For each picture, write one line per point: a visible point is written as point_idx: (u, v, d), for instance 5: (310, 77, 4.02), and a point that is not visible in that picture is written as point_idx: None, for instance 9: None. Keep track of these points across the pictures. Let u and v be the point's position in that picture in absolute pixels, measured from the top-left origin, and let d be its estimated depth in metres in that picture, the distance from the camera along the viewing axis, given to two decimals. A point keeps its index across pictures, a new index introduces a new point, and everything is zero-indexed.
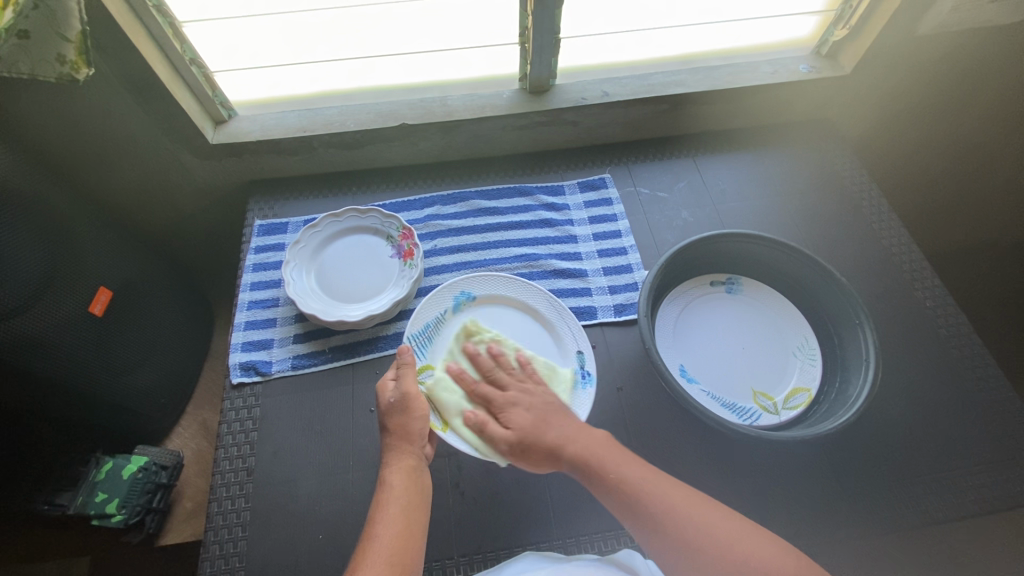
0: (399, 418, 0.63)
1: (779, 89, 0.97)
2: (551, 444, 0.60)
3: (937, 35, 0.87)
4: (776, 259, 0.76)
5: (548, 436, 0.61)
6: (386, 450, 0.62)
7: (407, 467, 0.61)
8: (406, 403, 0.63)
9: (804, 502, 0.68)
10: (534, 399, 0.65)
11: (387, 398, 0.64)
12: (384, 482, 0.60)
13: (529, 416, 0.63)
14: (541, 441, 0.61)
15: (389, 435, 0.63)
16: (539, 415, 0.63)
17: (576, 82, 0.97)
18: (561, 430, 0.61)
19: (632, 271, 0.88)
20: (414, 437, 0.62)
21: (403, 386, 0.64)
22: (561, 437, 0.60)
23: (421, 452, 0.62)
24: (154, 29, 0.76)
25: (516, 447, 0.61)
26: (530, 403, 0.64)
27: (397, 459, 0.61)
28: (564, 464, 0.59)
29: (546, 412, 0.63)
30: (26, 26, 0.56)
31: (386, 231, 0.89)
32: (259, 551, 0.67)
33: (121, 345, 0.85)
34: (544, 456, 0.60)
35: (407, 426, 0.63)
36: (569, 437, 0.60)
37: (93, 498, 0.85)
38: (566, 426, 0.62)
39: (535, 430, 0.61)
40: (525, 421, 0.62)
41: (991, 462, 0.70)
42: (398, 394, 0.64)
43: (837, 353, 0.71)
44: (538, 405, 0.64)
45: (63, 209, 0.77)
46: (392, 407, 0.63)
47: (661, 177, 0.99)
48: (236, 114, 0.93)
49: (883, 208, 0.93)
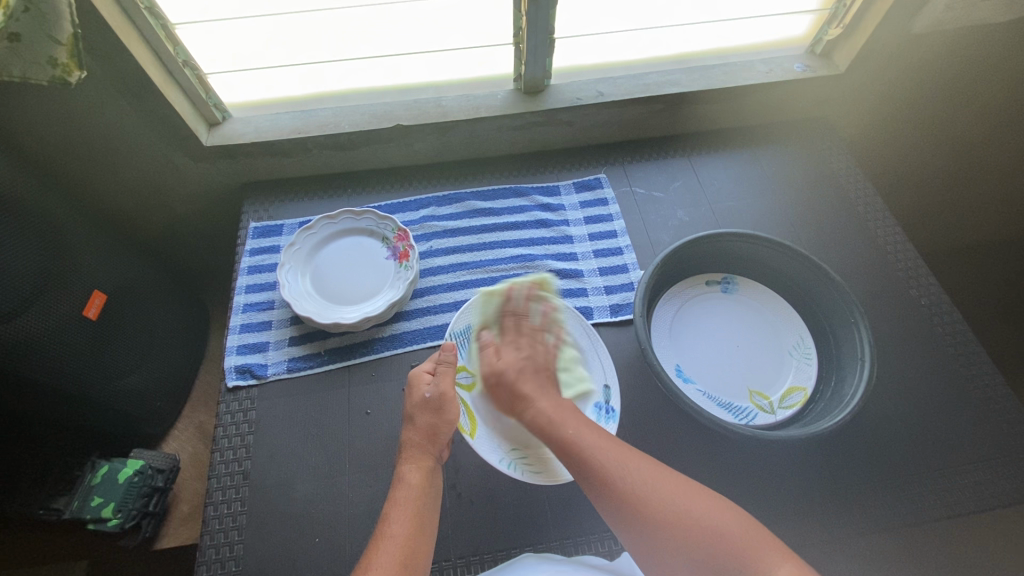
0: (428, 417, 0.63)
1: (773, 89, 0.97)
2: (523, 397, 0.62)
3: (929, 34, 0.88)
4: (771, 258, 0.76)
5: (523, 387, 0.63)
6: (406, 447, 0.63)
7: (425, 468, 0.61)
8: (440, 404, 0.64)
9: (799, 500, 0.68)
10: (537, 353, 0.67)
11: (423, 393, 0.65)
12: (403, 480, 0.60)
13: (521, 362, 0.65)
14: (515, 386, 0.63)
15: (414, 432, 0.63)
16: (532, 367, 0.65)
17: (571, 82, 0.97)
18: (538, 389, 0.62)
19: (628, 272, 0.88)
20: (436, 439, 0.63)
21: (440, 386, 0.65)
22: (534, 393, 0.62)
23: (438, 454, 0.63)
24: (146, 30, 0.75)
25: (493, 379, 0.65)
26: (531, 354, 0.66)
27: (416, 458, 0.62)
28: (524, 415, 0.61)
29: (538, 370, 0.65)
30: (16, 28, 0.56)
31: (381, 233, 0.89)
32: (257, 554, 0.67)
33: (116, 349, 0.85)
34: (510, 402, 0.63)
35: (435, 428, 0.63)
36: (542, 397, 0.62)
37: (89, 503, 0.83)
38: (544, 389, 0.63)
39: (517, 377, 0.63)
40: (513, 364, 0.65)
41: (986, 459, 0.70)
42: (436, 392, 0.64)
43: (833, 352, 0.71)
44: (536, 359, 0.66)
45: (55, 213, 0.77)
46: (425, 404, 0.64)
47: (657, 177, 0.99)
48: (229, 115, 0.93)
49: (876, 206, 0.93)
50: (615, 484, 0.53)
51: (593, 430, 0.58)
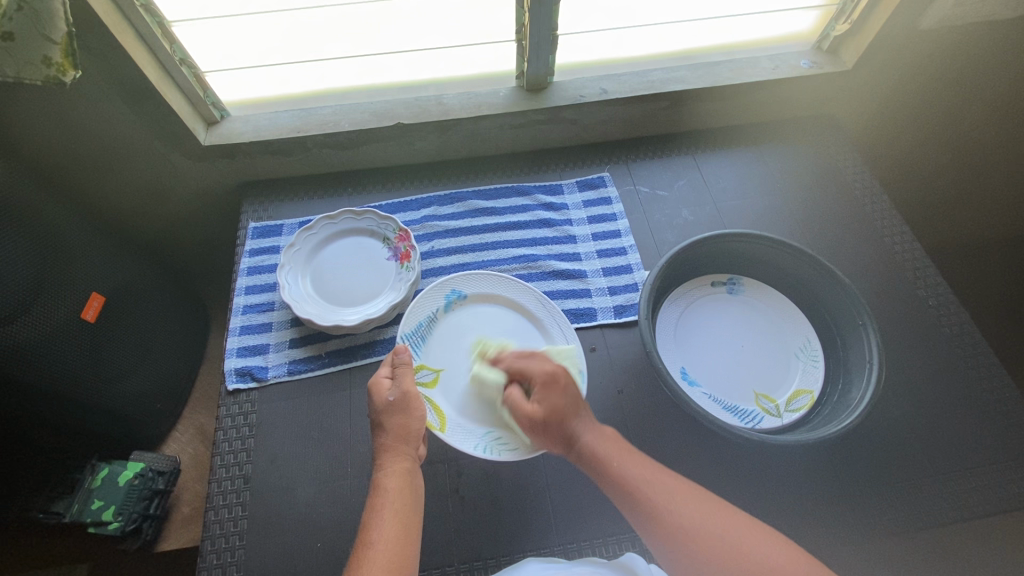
0: (397, 417, 0.62)
1: (779, 86, 0.95)
2: (570, 433, 0.58)
3: (939, 29, 0.86)
4: (764, 252, 0.75)
5: (570, 423, 0.59)
6: (381, 451, 0.61)
7: (402, 470, 0.59)
8: (405, 403, 0.62)
9: (805, 504, 0.67)
10: (568, 380, 0.61)
11: (385, 397, 0.63)
12: (380, 485, 0.58)
13: (559, 398, 0.59)
14: (563, 421, 0.59)
15: (386, 436, 0.61)
16: (571, 400, 0.60)
17: (574, 79, 0.95)
18: (583, 421, 0.59)
19: (632, 272, 0.87)
20: (409, 438, 0.61)
21: (402, 386, 0.63)
22: (581, 429, 0.58)
23: (415, 452, 0.61)
24: (142, 29, 0.74)
25: (536, 424, 0.60)
26: (565, 386, 0.60)
27: (392, 461, 0.60)
28: (576, 451, 0.58)
29: (577, 399, 0.60)
30: (10, 27, 0.55)
31: (382, 232, 0.87)
32: (258, 559, 0.66)
33: (114, 351, 0.84)
34: (558, 439, 0.59)
35: (406, 427, 0.62)
36: (589, 429, 0.59)
37: (89, 506, 0.83)
38: (587, 417, 0.60)
39: (561, 416, 0.59)
40: (555, 402, 0.59)
41: (996, 462, 0.69)
42: (398, 393, 0.63)
43: (841, 354, 0.70)
44: (571, 388, 0.60)
45: (52, 215, 0.76)
46: (391, 406, 0.62)
47: (661, 176, 0.98)
48: (227, 114, 0.92)
49: (883, 205, 0.92)
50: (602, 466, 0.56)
51: (614, 442, 0.58)
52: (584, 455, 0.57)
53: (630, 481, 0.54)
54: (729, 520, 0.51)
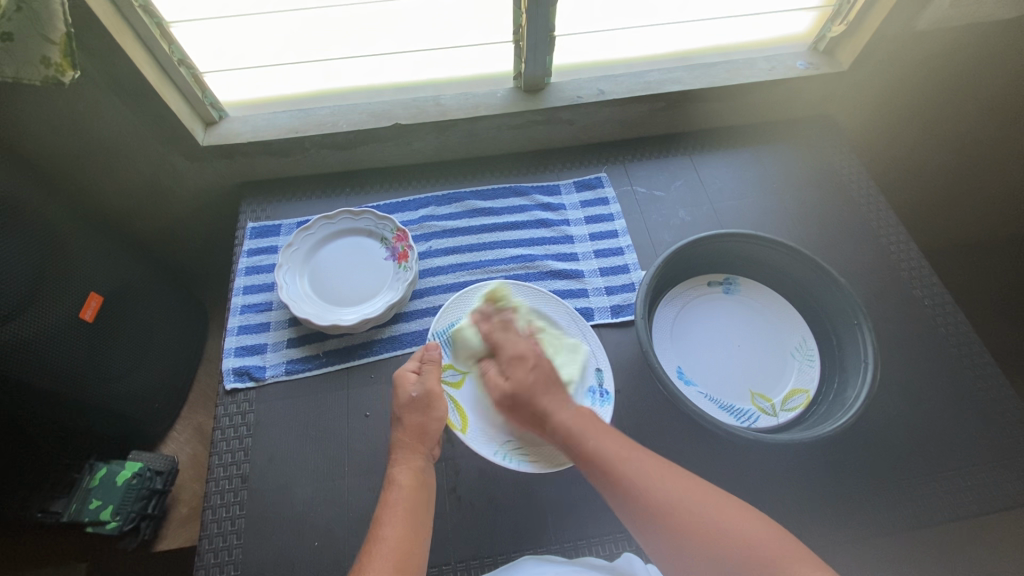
0: (416, 415, 0.63)
1: (775, 87, 0.96)
2: (541, 411, 0.59)
3: (934, 31, 0.86)
4: (761, 252, 0.75)
5: (540, 401, 0.59)
6: (396, 448, 0.62)
7: (416, 467, 0.61)
8: (427, 401, 0.64)
9: (801, 503, 0.67)
10: (540, 359, 0.62)
11: (409, 392, 0.64)
12: (393, 481, 0.59)
13: (530, 375, 0.61)
14: (533, 399, 0.60)
15: (404, 432, 0.62)
16: (541, 377, 0.61)
17: (571, 80, 0.96)
18: (554, 399, 0.60)
19: (629, 272, 0.87)
20: (428, 437, 0.63)
21: (425, 384, 0.65)
22: (552, 407, 0.59)
23: (431, 452, 0.62)
24: (141, 30, 0.74)
25: (508, 400, 0.61)
26: (535, 362, 0.62)
27: (407, 458, 0.61)
28: (549, 431, 0.59)
29: (548, 377, 0.61)
30: (9, 28, 0.55)
31: (381, 233, 0.88)
32: (255, 558, 0.67)
33: (113, 350, 0.84)
34: (530, 417, 0.61)
35: (424, 426, 0.63)
36: (561, 408, 0.59)
37: (87, 506, 0.84)
38: (558, 395, 0.60)
39: (531, 393, 0.60)
40: (525, 379, 0.61)
41: (991, 461, 0.70)
42: (421, 390, 0.64)
43: (836, 354, 0.70)
44: (543, 366, 0.62)
45: (50, 214, 0.76)
46: (412, 403, 0.64)
47: (658, 176, 0.98)
48: (226, 114, 0.92)
49: (878, 205, 0.92)
50: (576, 440, 0.57)
51: (586, 420, 0.58)
52: (556, 434, 0.58)
53: (601, 455, 0.55)
54: (700, 493, 0.51)
